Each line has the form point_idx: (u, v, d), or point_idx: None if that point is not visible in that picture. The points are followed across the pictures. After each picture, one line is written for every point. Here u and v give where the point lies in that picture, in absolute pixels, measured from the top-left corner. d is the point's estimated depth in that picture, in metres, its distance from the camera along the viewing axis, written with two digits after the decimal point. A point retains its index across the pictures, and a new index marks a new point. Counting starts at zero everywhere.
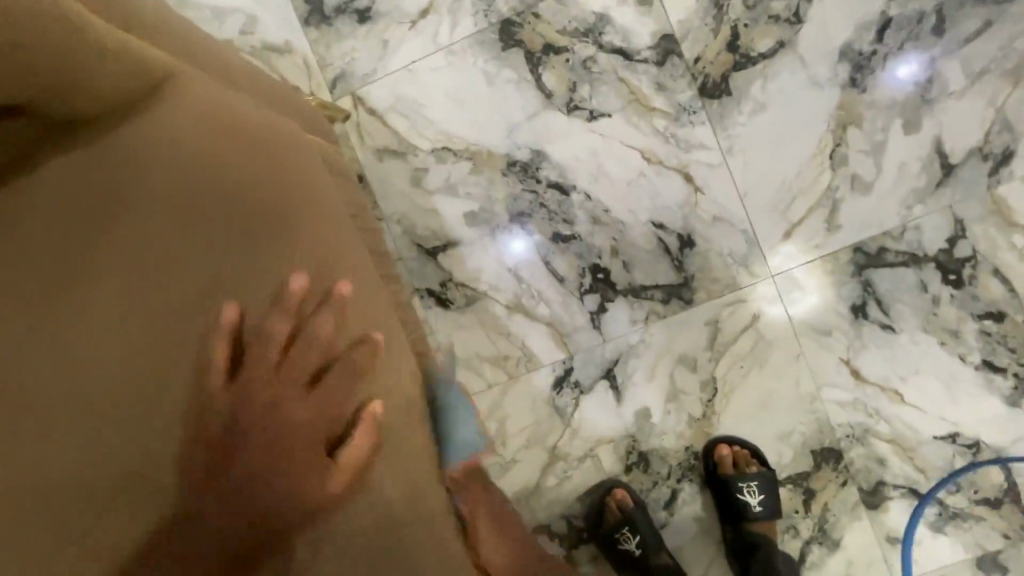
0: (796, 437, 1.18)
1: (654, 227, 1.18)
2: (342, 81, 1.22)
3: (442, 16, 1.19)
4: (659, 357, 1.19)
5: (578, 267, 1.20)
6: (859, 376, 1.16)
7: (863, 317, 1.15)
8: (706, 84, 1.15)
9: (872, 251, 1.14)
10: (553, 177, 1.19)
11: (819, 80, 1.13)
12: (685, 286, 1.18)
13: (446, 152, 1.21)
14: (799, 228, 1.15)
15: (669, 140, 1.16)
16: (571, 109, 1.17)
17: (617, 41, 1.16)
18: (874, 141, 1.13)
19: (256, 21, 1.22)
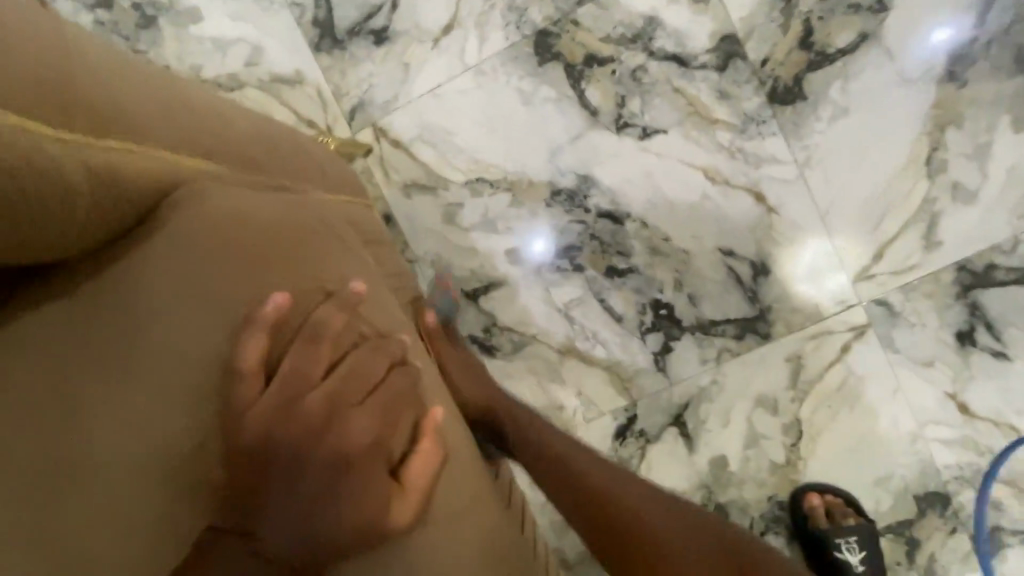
0: (896, 482, 1.04)
1: (723, 254, 1.04)
2: (362, 112, 1.10)
3: (468, 31, 1.05)
4: (734, 399, 1.06)
5: (638, 304, 1.07)
6: (967, 411, 1.02)
7: (970, 344, 1.01)
8: (776, 88, 1.00)
9: (980, 268, 0.99)
10: (604, 205, 1.05)
11: (909, 75, 0.97)
12: (761, 319, 1.05)
13: (481, 183, 1.08)
14: (891, 246, 1.01)
15: (735, 156, 1.02)
16: (621, 126, 1.04)
17: (670, 46, 1.01)
18: (978, 142, 0.97)
19: (262, 51, 1.10)
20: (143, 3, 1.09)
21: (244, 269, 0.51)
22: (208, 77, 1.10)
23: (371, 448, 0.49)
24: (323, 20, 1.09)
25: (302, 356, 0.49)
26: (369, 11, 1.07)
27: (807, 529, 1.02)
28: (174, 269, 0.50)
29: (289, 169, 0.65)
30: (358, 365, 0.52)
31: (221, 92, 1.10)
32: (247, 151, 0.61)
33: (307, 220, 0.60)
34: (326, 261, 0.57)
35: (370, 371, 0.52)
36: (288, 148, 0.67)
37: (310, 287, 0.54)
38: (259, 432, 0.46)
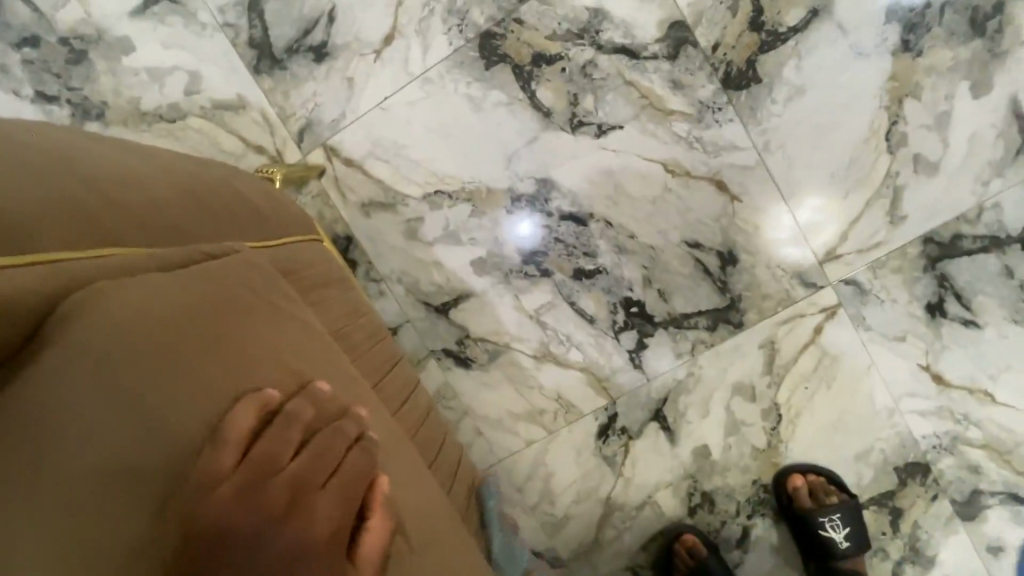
0: (876, 455, 1.06)
1: (689, 247, 1.03)
2: (310, 132, 1.07)
3: (411, 39, 1.02)
4: (712, 389, 1.07)
5: (609, 303, 1.06)
6: (941, 381, 1.02)
7: (940, 315, 1.00)
8: (730, 73, 0.97)
9: (946, 239, 0.98)
10: (565, 207, 1.04)
11: (865, 49, 0.95)
12: (732, 309, 1.04)
13: (439, 196, 1.06)
14: (857, 225, 1.00)
15: (694, 146, 1.00)
16: (576, 125, 1.01)
17: (619, 37, 0.98)
18: (937, 112, 0.95)
19: (200, 78, 1.06)
20: (70, 38, 1.05)
21: (166, 334, 0.42)
22: (149, 110, 1.07)
23: (334, 534, 0.40)
24: (259, 40, 1.05)
25: (273, 433, 0.41)
26: (306, 26, 1.03)
27: (791, 509, 1.04)
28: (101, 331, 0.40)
29: (230, 229, 0.61)
30: (315, 438, 0.43)
31: (163, 123, 1.07)
32: (159, 206, 0.54)
33: (257, 279, 0.53)
34: (281, 324, 0.51)
35: (330, 441, 0.44)
36: (235, 205, 0.64)
37: (271, 356, 0.47)
38: (215, 522, 0.36)
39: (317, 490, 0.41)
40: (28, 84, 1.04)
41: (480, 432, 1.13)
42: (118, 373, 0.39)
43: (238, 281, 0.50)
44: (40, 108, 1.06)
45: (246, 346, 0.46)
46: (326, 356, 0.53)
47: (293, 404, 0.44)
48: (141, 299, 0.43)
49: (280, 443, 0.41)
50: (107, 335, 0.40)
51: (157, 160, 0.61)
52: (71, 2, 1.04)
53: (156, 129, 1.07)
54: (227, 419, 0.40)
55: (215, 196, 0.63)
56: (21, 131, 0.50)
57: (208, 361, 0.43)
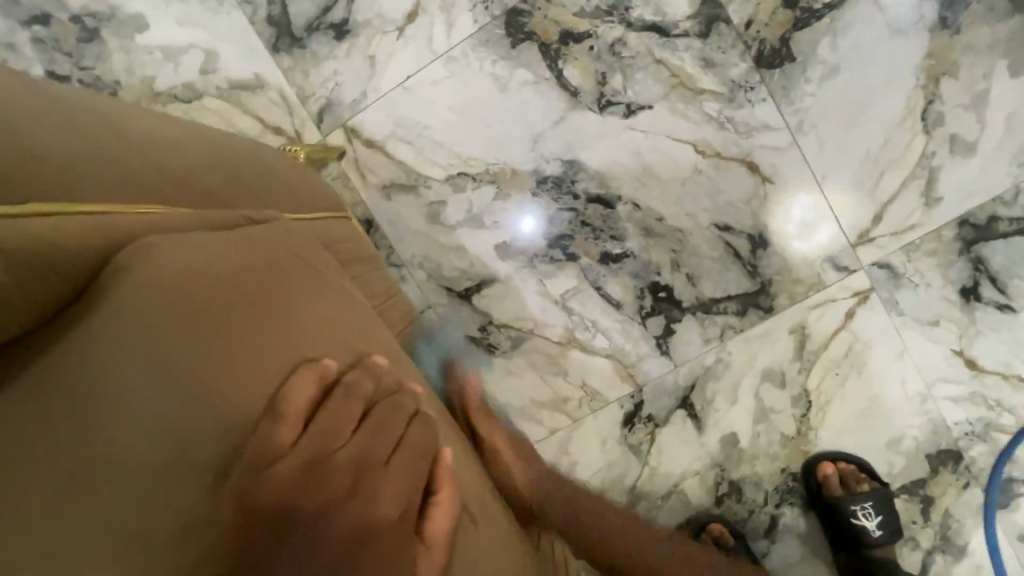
0: (907, 443, 1.04)
1: (718, 230, 1.01)
2: (330, 113, 1.04)
3: (435, 16, 0.99)
4: (741, 376, 1.05)
5: (636, 288, 1.04)
6: (974, 367, 1.01)
7: (975, 299, 0.99)
8: (763, 51, 0.95)
9: (981, 221, 0.96)
10: (592, 189, 1.01)
11: (901, 27, 0.93)
12: (761, 293, 1.02)
13: (463, 178, 1.03)
14: (890, 207, 0.98)
15: (725, 126, 0.97)
16: (603, 105, 0.99)
17: (649, 14, 0.96)
18: (975, 91, 0.93)
19: (216, 56, 1.03)
20: (82, 15, 1.02)
21: (219, 300, 0.40)
22: (163, 89, 1.04)
23: (400, 516, 0.37)
24: (278, 18, 1.02)
25: (334, 404, 0.39)
26: (326, 3, 1.01)
27: (823, 497, 1.02)
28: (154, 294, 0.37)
29: (266, 202, 0.59)
30: (374, 413, 0.41)
31: (177, 103, 1.04)
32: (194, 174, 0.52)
33: (301, 249, 0.50)
34: (328, 296, 0.48)
35: (389, 417, 0.41)
36: (269, 180, 0.62)
37: (322, 327, 0.44)
38: (280, 494, 0.33)
39: (380, 468, 0.38)
40: (38, 62, 1.01)
41: None
42: (168, 342, 0.36)
43: (285, 250, 0.48)
44: None
45: (296, 317, 0.43)
46: (374, 331, 0.51)
47: (350, 375, 0.41)
48: (188, 264, 0.40)
49: (339, 417, 0.38)
50: (155, 301, 0.37)
51: (189, 128, 0.58)
52: None
53: (170, 110, 1.04)
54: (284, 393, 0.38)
55: (250, 169, 0.60)
56: (55, 89, 0.48)
57: (259, 332, 0.40)
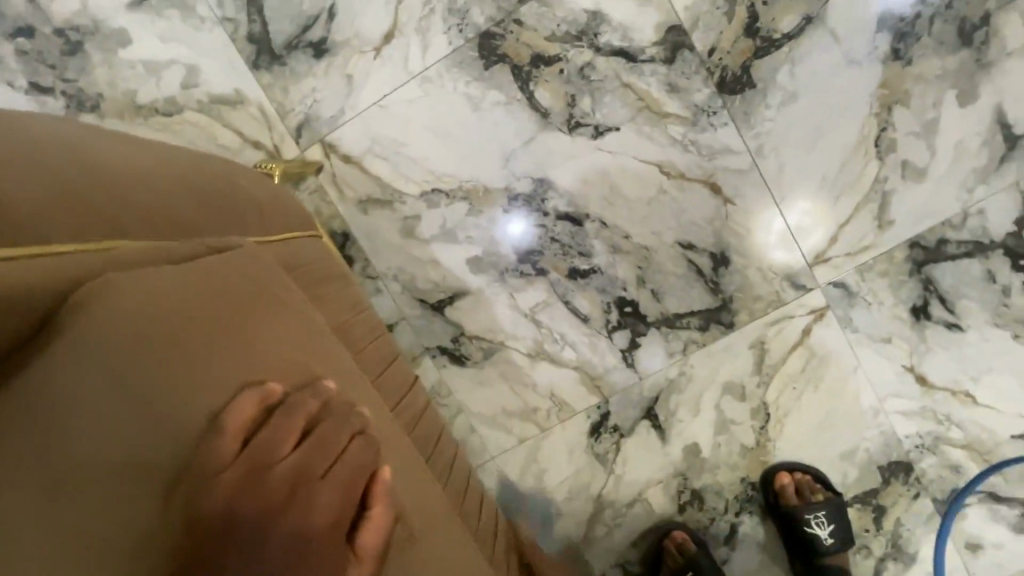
0: (861, 455, 1.08)
1: (682, 248, 1.05)
2: (308, 129, 1.07)
3: (411, 37, 1.02)
4: (703, 388, 1.09)
5: (603, 302, 1.07)
6: (924, 382, 1.05)
7: (925, 317, 1.03)
8: (725, 77, 0.99)
9: (931, 244, 1.01)
10: (561, 207, 1.05)
11: (856, 57, 0.97)
12: (723, 309, 1.06)
13: (437, 194, 1.06)
14: (846, 229, 1.02)
15: (688, 149, 1.01)
16: (573, 126, 1.02)
17: (617, 40, 0.99)
18: (925, 119, 0.98)
19: (197, 71, 1.06)
20: (66, 29, 1.05)
21: (173, 328, 0.42)
22: (144, 103, 1.07)
23: (335, 525, 0.40)
24: (258, 36, 1.05)
25: (278, 424, 0.41)
26: (305, 22, 1.03)
27: (779, 506, 1.06)
28: (110, 324, 0.40)
29: (232, 226, 0.62)
30: (318, 428, 0.43)
31: (158, 117, 1.07)
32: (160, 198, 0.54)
33: (260, 274, 0.53)
34: (284, 319, 0.51)
35: (333, 433, 0.44)
36: (236, 201, 0.64)
37: (275, 350, 0.47)
38: (217, 510, 0.36)
39: (319, 482, 0.41)
40: (23, 75, 1.05)
41: (474, 429, 1.14)
42: (120, 364, 0.39)
43: (243, 277, 0.51)
44: (34, 99, 1.06)
45: (250, 339, 0.46)
46: (329, 352, 0.54)
47: (296, 396, 0.44)
48: (146, 295, 0.43)
49: (283, 435, 0.41)
50: (110, 330, 0.40)
51: (156, 152, 0.61)
52: None
53: (152, 123, 1.07)
54: (232, 409, 0.40)
55: (219, 192, 0.63)
56: (30, 122, 0.50)
57: (212, 353, 0.43)
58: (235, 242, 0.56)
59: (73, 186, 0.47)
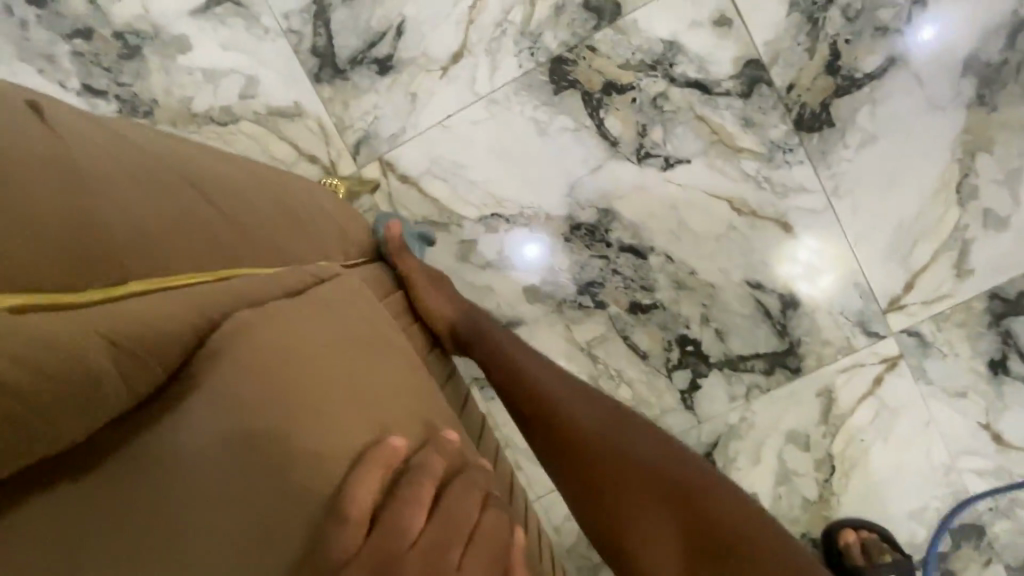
0: (930, 515, 1.02)
1: (750, 287, 1.00)
2: (367, 145, 1.03)
3: (480, 58, 1.00)
4: (765, 436, 1.03)
5: (664, 339, 1.03)
6: (1000, 441, 1.00)
7: (1003, 373, 0.98)
8: (803, 115, 0.96)
9: (1013, 296, 0.97)
10: (626, 239, 1.01)
11: (939, 101, 0.94)
12: (790, 353, 1.01)
13: (496, 219, 1.02)
14: (922, 276, 0.98)
15: (762, 185, 0.98)
16: (642, 157, 0.99)
17: (693, 71, 0.96)
18: (1009, 168, 0.94)
19: (257, 82, 1.03)
20: (126, 33, 1.04)
21: (297, 378, 0.40)
22: (200, 111, 1.04)
23: None
24: (322, 49, 1.02)
25: (408, 497, 0.36)
26: (372, 38, 1.01)
27: (843, 566, 0.98)
28: (240, 374, 0.38)
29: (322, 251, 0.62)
30: (444, 501, 0.38)
31: (213, 126, 1.04)
32: (260, 225, 0.55)
33: (365, 311, 0.51)
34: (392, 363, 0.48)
35: (459, 505, 0.38)
36: (326, 225, 0.65)
37: (392, 401, 0.44)
38: None
39: None
40: (77, 76, 1.04)
41: (519, 466, 1.08)
42: (235, 432, 0.36)
43: (353, 316, 0.49)
44: (86, 100, 1.05)
45: (371, 387, 0.43)
46: (436, 400, 0.50)
47: (421, 456, 0.40)
48: (268, 340, 0.41)
49: (413, 506, 0.36)
50: (237, 381, 0.38)
51: (254, 169, 0.61)
52: None
53: (205, 131, 1.05)
54: (353, 484, 0.35)
55: (311, 213, 0.64)
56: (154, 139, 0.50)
57: (336, 404, 0.40)
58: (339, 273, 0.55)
59: (199, 214, 0.48)
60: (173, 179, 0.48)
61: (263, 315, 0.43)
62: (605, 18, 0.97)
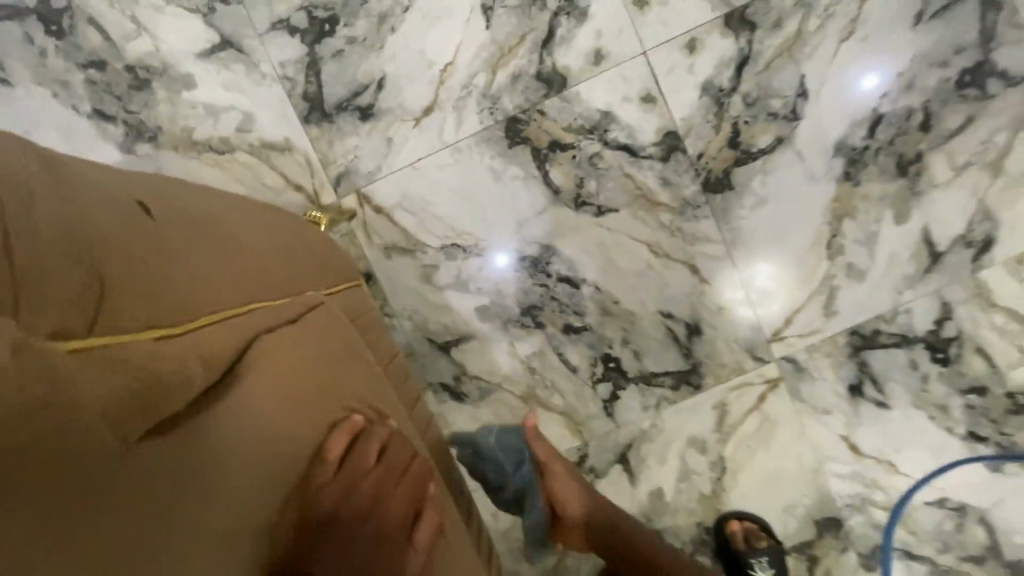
0: (799, 509, 1.24)
1: (663, 316, 1.21)
2: (347, 179, 1.20)
3: (447, 113, 1.18)
4: (671, 440, 1.24)
5: (591, 356, 1.23)
6: (856, 450, 1.23)
7: (860, 395, 1.22)
8: (709, 178, 1.18)
9: (868, 333, 1.20)
10: (563, 271, 1.20)
11: (816, 174, 1.17)
12: (693, 372, 1.22)
13: (455, 249, 1.21)
14: (799, 314, 1.21)
15: (675, 234, 1.19)
16: (579, 204, 1.19)
17: (623, 137, 1.17)
18: (868, 231, 1.18)
19: (252, 118, 1.19)
20: (136, 67, 1.18)
21: (296, 368, 0.55)
22: (200, 140, 1.19)
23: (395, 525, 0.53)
24: (312, 94, 1.19)
25: (362, 451, 0.54)
26: (356, 89, 1.18)
27: (727, 549, 1.20)
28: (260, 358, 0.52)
29: (307, 277, 0.76)
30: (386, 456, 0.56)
31: (211, 153, 1.20)
32: (261, 257, 0.68)
33: (332, 331, 0.68)
34: (351, 370, 0.65)
35: (392, 459, 0.57)
36: (305, 257, 0.79)
37: (352, 394, 0.61)
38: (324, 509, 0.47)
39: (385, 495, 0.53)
40: (89, 102, 1.18)
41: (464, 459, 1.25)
42: (262, 388, 0.49)
43: (324, 334, 0.65)
44: (97, 124, 1.19)
45: (339, 383, 0.60)
46: (381, 396, 0.68)
47: (372, 429, 0.57)
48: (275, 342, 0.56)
49: (365, 457, 0.53)
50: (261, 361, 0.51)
51: (243, 212, 0.75)
52: (142, 36, 1.18)
53: (203, 157, 1.20)
54: (328, 443, 0.52)
55: (292, 247, 0.79)
56: (170, 193, 0.62)
57: (320, 389, 0.56)
58: (315, 299, 0.70)
59: (222, 249, 0.60)
60: (198, 223, 0.60)
61: (268, 326, 0.57)
62: (553, 88, 1.17)
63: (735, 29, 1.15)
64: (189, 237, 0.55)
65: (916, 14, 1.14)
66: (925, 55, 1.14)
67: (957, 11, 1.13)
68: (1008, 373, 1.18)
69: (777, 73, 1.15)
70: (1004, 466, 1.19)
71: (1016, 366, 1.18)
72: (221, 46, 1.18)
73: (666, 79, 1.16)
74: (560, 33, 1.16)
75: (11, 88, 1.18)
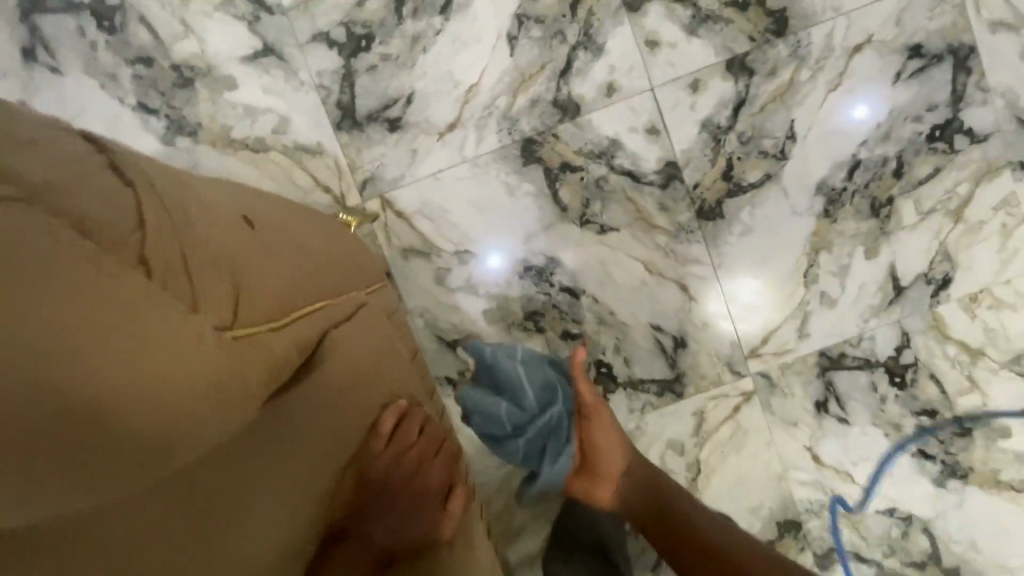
0: (765, 511, 1.36)
1: (652, 328, 1.33)
2: (372, 184, 1.30)
3: (469, 131, 1.29)
4: (652, 442, 1.36)
5: (585, 361, 1.34)
6: (818, 460, 1.35)
7: (824, 411, 1.34)
8: (703, 207, 1.30)
9: (835, 356, 1.33)
10: (565, 281, 1.32)
11: (798, 210, 1.30)
12: (676, 381, 1.34)
13: (468, 255, 1.31)
14: (775, 334, 1.33)
15: (669, 255, 1.31)
16: (584, 222, 1.30)
17: (628, 164, 1.29)
18: (841, 264, 1.31)
19: (288, 121, 1.28)
20: (182, 66, 1.27)
21: (356, 359, 0.70)
22: (237, 138, 1.28)
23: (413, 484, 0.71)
24: (345, 104, 1.28)
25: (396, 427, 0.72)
26: (387, 101, 1.28)
27: None
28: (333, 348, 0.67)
29: (359, 278, 0.89)
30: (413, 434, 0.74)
31: (247, 151, 1.29)
32: (325, 259, 0.80)
33: (377, 330, 0.81)
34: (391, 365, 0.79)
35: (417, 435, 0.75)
36: (355, 261, 0.92)
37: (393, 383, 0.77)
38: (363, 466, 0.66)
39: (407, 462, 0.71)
40: (135, 95, 1.27)
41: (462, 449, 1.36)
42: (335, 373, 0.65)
43: (373, 333, 0.78)
44: (140, 116, 1.27)
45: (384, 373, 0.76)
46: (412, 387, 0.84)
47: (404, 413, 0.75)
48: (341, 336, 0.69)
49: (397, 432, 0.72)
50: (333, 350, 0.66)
51: (306, 222, 0.88)
52: (189, 38, 1.27)
53: (239, 154, 1.29)
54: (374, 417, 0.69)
55: (345, 252, 0.91)
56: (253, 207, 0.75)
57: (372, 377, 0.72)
58: (366, 300, 0.83)
59: (298, 255, 0.73)
60: (276, 234, 0.72)
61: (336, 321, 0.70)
62: (568, 114, 1.28)
63: (734, 74, 1.27)
64: (274, 247, 0.68)
65: (896, 72, 1.27)
66: (901, 109, 1.27)
67: (932, 72, 1.27)
68: (956, 399, 1.32)
69: (769, 116, 1.28)
70: (947, 482, 1.32)
71: (963, 393, 1.32)
72: (263, 53, 1.27)
73: (670, 114, 1.28)
74: (577, 65, 1.27)
75: (61, 76, 1.26)
